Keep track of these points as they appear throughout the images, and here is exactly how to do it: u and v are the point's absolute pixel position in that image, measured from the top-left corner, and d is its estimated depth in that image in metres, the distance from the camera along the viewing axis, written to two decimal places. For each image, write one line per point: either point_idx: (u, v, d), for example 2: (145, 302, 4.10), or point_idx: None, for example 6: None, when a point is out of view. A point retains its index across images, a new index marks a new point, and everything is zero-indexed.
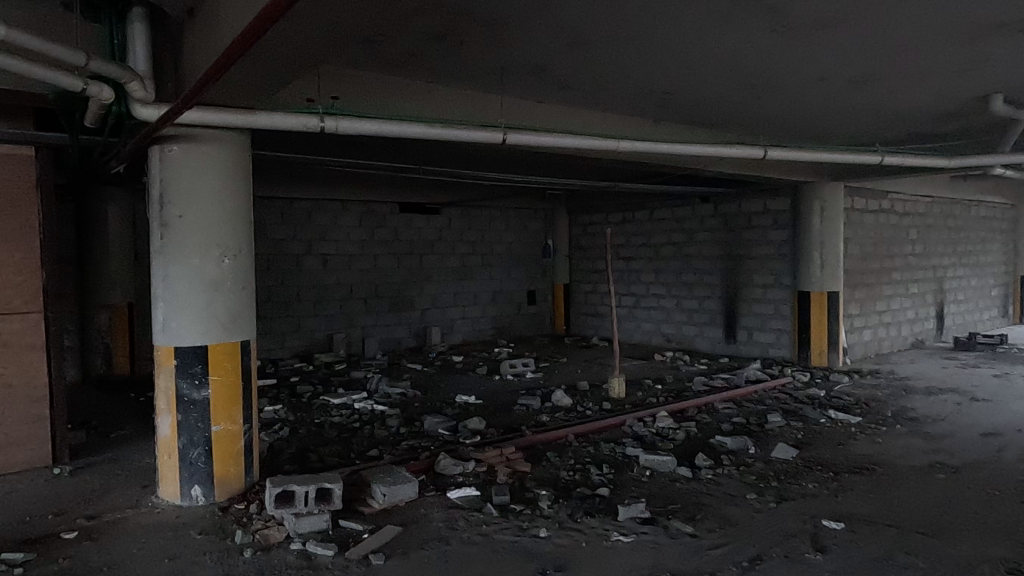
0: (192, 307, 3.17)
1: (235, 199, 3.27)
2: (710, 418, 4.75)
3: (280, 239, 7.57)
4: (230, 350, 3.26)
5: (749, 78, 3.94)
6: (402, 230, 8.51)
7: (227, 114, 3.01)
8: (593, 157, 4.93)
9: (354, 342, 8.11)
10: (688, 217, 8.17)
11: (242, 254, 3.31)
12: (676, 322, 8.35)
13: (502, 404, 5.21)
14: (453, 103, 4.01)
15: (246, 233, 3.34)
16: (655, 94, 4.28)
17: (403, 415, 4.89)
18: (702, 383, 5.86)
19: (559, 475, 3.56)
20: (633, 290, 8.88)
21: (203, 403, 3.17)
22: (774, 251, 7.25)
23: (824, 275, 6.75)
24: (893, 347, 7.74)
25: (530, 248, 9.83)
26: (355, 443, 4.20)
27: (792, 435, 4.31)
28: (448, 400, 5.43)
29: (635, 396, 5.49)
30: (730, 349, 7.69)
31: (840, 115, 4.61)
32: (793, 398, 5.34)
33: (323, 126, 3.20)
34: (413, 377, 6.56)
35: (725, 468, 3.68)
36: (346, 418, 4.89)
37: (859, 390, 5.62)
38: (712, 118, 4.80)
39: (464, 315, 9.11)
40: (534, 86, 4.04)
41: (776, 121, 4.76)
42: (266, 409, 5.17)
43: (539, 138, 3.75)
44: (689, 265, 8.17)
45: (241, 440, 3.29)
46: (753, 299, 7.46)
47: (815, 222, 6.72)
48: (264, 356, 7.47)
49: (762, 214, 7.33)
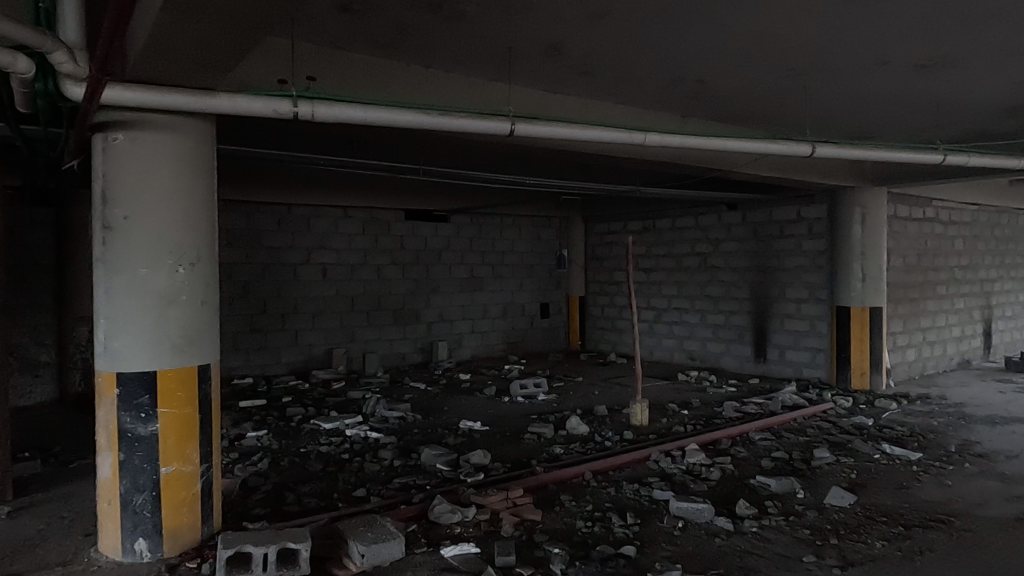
0: (138, 326, 2.66)
1: (195, 199, 2.78)
2: (748, 453, 4.17)
3: (277, 247, 7.10)
4: (185, 376, 2.75)
5: (799, 62, 3.39)
6: (407, 239, 8.02)
7: (182, 95, 2.54)
8: (616, 156, 4.41)
9: (355, 358, 7.60)
10: (714, 226, 7.61)
11: (201, 262, 2.81)
12: (701, 339, 7.76)
13: (511, 432, 4.67)
14: (455, 91, 3.52)
15: (208, 239, 2.85)
16: (686, 83, 3.75)
17: (398, 445, 4.37)
18: (733, 408, 5.28)
19: (575, 527, 3.01)
20: (654, 304, 8.32)
21: (150, 440, 2.66)
22: (809, 262, 6.67)
23: (865, 288, 6.15)
24: (939, 367, 7.09)
25: (543, 259, 9.30)
26: (340, 480, 3.66)
27: (844, 475, 3.72)
28: (451, 426, 4.90)
29: (659, 424, 4.92)
30: (760, 369, 7.09)
31: (895, 108, 4.04)
32: (838, 428, 4.75)
33: (297, 112, 2.72)
34: (415, 397, 6.03)
35: (771, 518, 3.10)
36: (335, 447, 4.36)
37: (911, 419, 5.02)
38: (747, 113, 4.27)
39: (473, 329, 8.59)
40: (547, 71, 3.53)
41: (822, 114, 4.20)
42: (249, 435, 4.66)
43: (553, 130, 3.22)
44: (715, 277, 7.60)
45: (197, 482, 2.78)
46: (786, 314, 6.87)
47: (856, 230, 6.14)
48: (259, 372, 6.97)
49: (796, 222, 6.76)
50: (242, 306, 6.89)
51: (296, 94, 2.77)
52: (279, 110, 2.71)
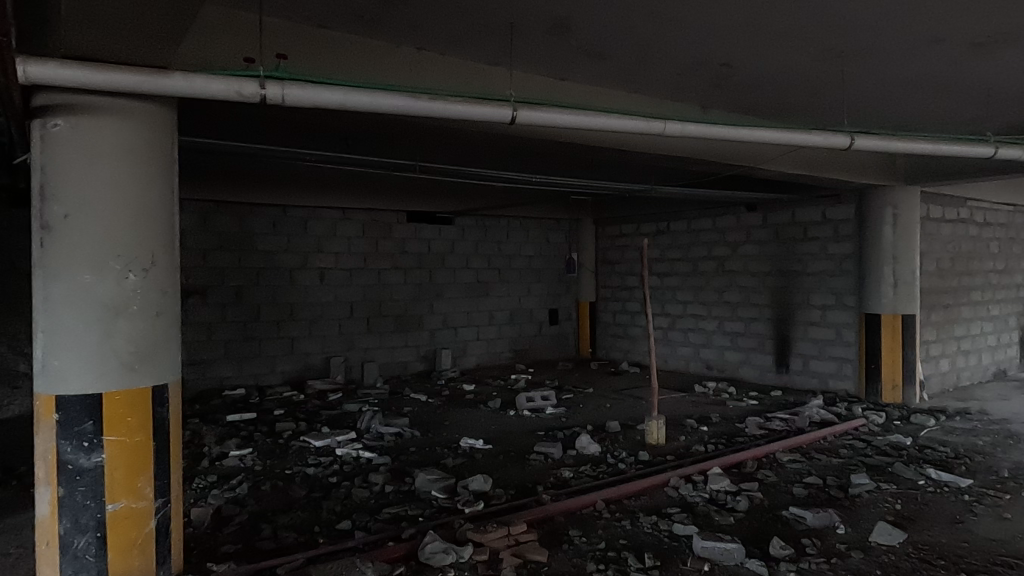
0: (80, 341, 2.30)
1: (148, 196, 2.43)
2: (777, 477, 3.78)
3: (271, 250, 6.76)
4: (136, 399, 2.39)
5: (840, 40, 2.98)
6: (410, 242, 7.67)
7: (129, 73, 2.19)
8: (629, 149, 4.04)
9: (354, 367, 7.23)
10: (732, 227, 7.21)
11: (156, 267, 2.46)
12: (718, 347, 7.35)
13: (515, 452, 4.29)
14: (451, 75, 3.17)
15: (164, 241, 2.50)
16: (709, 67, 3.36)
17: (392, 466, 4.00)
18: (757, 425, 4.87)
19: (586, 571, 2.62)
20: (668, 310, 7.92)
21: (94, 472, 2.30)
22: (835, 266, 6.25)
23: (897, 294, 5.73)
24: (973, 379, 6.64)
25: (551, 263, 8.94)
26: (323, 510, 3.29)
27: (888, 506, 3.32)
28: (450, 444, 4.52)
29: (677, 442, 4.53)
30: (783, 380, 6.68)
31: (942, 94, 3.63)
32: (873, 449, 4.33)
33: (264, 95, 2.37)
34: (414, 411, 5.67)
35: (811, 561, 2.70)
36: (323, 469, 3.99)
37: (952, 438, 4.59)
38: (776, 102, 3.88)
39: (478, 337, 8.22)
40: (553, 52, 3.16)
41: (859, 103, 3.79)
42: (231, 454, 4.30)
43: (559, 117, 2.84)
44: (733, 282, 7.19)
45: (151, 521, 2.41)
46: (810, 322, 6.45)
47: (887, 231, 5.72)
48: (252, 383, 6.63)
49: (820, 223, 6.35)
50: (235, 312, 6.55)
51: (265, 74, 2.42)
52: (244, 92, 2.35)
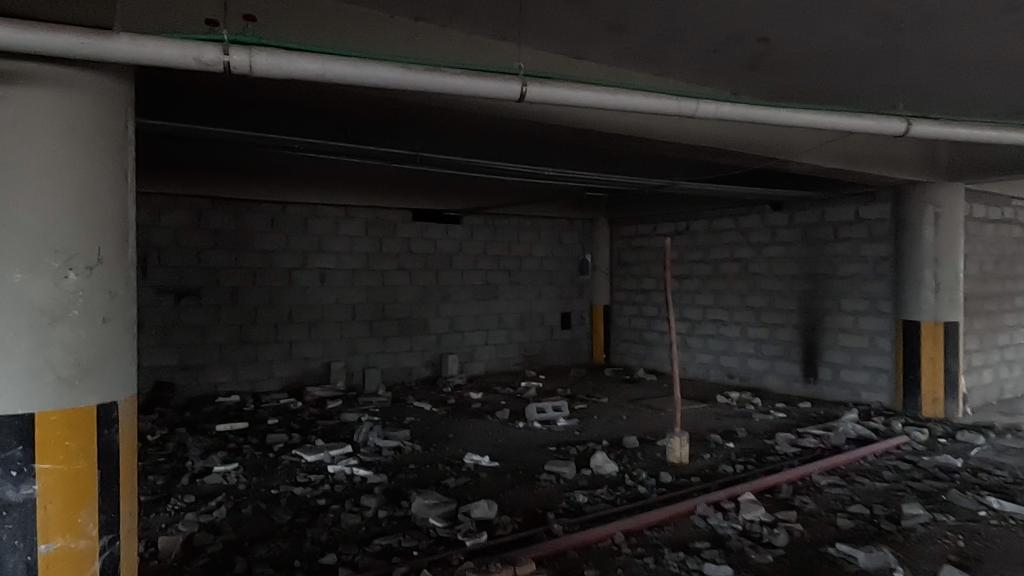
0: (6, 354, 1.93)
1: (93, 182, 2.07)
2: (816, 505, 3.37)
3: (269, 250, 6.42)
4: (75, 420, 2.03)
5: (902, 9, 2.57)
6: (415, 242, 7.31)
7: (63, 33, 1.83)
8: (651, 136, 3.66)
9: (355, 373, 6.88)
10: (756, 228, 6.79)
11: (103, 266, 2.10)
12: (741, 355, 6.94)
13: (524, 471, 3.92)
14: (451, 49, 2.82)
15: (114, 235, 2.14)
16: (745, 43, 2.96)
17: (388, 486, 3.64)
18: (788, 442, 4.46)
19: None
20: (687, 314, 7.51)
21: (25, 506, 1.94)
22: (869, 270, 5.82)
23: (939, 300, 5.29)
24: (1018, 391, 6.17)
25: (564, 264, 8.56)
26: (306, 540, 2.92)
27: (948, 543, 2.91)
28: (453, 460, 4.15)
29: (701, 461, 4.13)
30: (811, 392, 6.26)
31: (1008, 74, 3.20)
32: (921, 472, 3.90)
33: (228, 63, 2.02)
34: (417, 421, 5.31)
35: None
36: (313, 489, 3.63)
37: (1006, 459, 4.15)
38: (816, 86, 3.48)
39: (487, 341, 7.85)
40: (568, 24, 2.77)
41: (911, 83, 3.38)
42: (214, 470, 3.94)
43: (573, 93, 2.46)
44: (757, 285, 6.78)
45: (95, 562, 2.06)
46: (841, 329, 6.04)
47: (928, 232, 5.29)
48: (248, 389, 6.29)
49: (853, 223, 5.92)
50: (230, 315, 6.21)
51: (229, 39, 2.06)
52: (204, 59, 2.00)
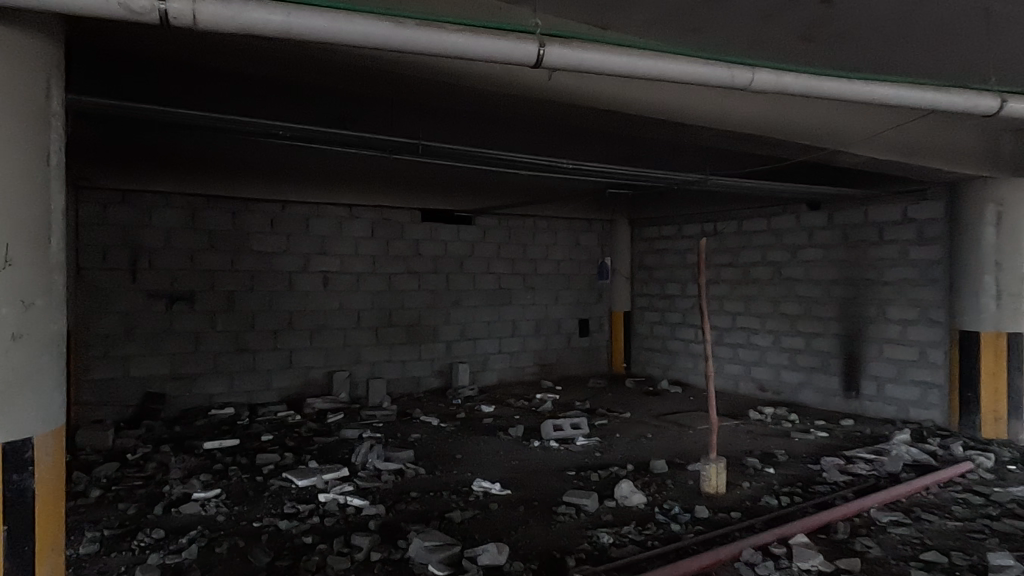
0: None
1: None
2: (881, 550, 2.88)
3: (268, 252, 6.01)
4: None
5: None
6: (424, 244, 6.88)
7: None
8: (686, 118, 3.18)
9: (360, 384, 6.45)
10: (790, 229, 6.29)
11: (13, 269, 1.67)
12: (774, 366, 6.44)
13: (540, 502, 3.46)
14: (452, 8, 2.39)
15: (25, 230, 1.71)
16: (805, 6, 2.49)
17: (384, 521, 3.19)
18: (837, 470, 3.96)
19: None
20: (715, 322, 7.01)
21: None
22: (918, 275, 5.30)
23: (1002, 308, 4.74)
24: None
25: (582, 268, 8.09)
26: None
27: None
28: (460, 488, 3.70)
29: (741, 491, 3.64)
30: (852, 408, 5.76)
31: None
32: (997, 507, 3.39)
33: (167, 9, 1.58)
34: (422, 438, 4.87)
35: None
36: (299, 523, 3.19)
37: None
38: (881, 59, 2.99)
39: (501, 349, 7.40)
40: None
41: (995, 52, 2.88)
42: (193, 498, 3.52)
43: (598, 57, 2.02)
44: (792, 291, 6.27)
45: None
46: (886, 339, 5.52)
47: (989, 231, 4.75)
48: (245, 400, 5.88)
49: (900, 224, 5.41)
50: (226, 320, 5.81)
51: None
52: (133, 6, 1.56)
